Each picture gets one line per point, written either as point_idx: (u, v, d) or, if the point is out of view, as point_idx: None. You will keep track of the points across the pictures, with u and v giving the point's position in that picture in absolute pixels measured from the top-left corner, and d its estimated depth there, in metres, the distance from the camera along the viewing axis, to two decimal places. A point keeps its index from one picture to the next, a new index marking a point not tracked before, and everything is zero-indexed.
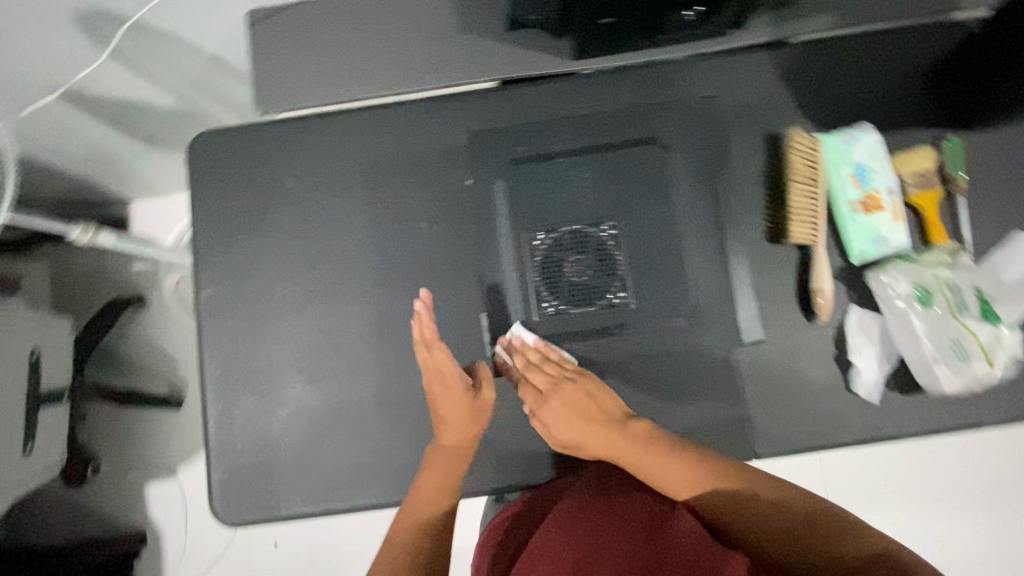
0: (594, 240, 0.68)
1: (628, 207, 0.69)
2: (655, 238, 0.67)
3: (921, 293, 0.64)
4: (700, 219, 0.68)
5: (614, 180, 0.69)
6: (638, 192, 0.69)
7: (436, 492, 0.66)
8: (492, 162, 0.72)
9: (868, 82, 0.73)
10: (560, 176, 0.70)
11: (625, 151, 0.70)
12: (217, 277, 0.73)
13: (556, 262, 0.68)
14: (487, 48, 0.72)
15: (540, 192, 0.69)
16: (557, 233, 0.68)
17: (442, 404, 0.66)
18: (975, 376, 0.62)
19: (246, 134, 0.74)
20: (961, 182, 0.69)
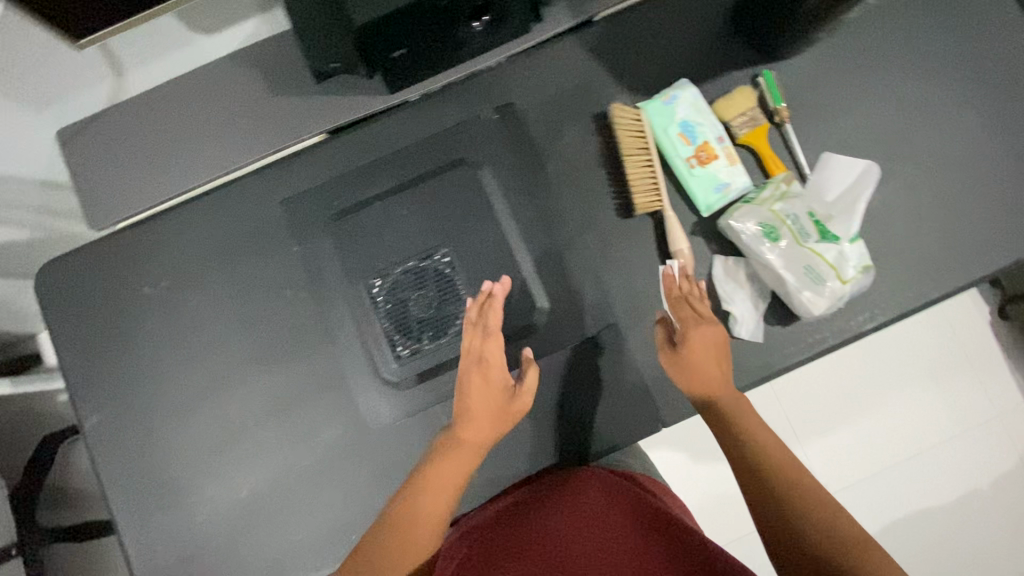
0: (431, 272, 0.69)
1: (453, 232, 0.70)
2: (488, 254, 0.69)
3: (767, 230, 0.66)
4: (527, 224, 0.70)
5: (434, 210, 0.70)
6: (459, 215, 0.70)
7: (439, 494, 0.63)
8: (314, 224, 0.71)
9: (675, 40, 0.74)
10: (380, 220, 0.70)
11: (440, 178, 0.71)
12: (98, 402, 0.72)
13: (400, 304, 0.69)
14: (304, 108, 0.73)
15: (369, 241, 0.70)
16: (394, 277, 0.69)
17: (477, 392, 0.64)
18: (833, 293, 0.64)
19: (94, 252, 0.74)
20: (784, 111, 0.71)
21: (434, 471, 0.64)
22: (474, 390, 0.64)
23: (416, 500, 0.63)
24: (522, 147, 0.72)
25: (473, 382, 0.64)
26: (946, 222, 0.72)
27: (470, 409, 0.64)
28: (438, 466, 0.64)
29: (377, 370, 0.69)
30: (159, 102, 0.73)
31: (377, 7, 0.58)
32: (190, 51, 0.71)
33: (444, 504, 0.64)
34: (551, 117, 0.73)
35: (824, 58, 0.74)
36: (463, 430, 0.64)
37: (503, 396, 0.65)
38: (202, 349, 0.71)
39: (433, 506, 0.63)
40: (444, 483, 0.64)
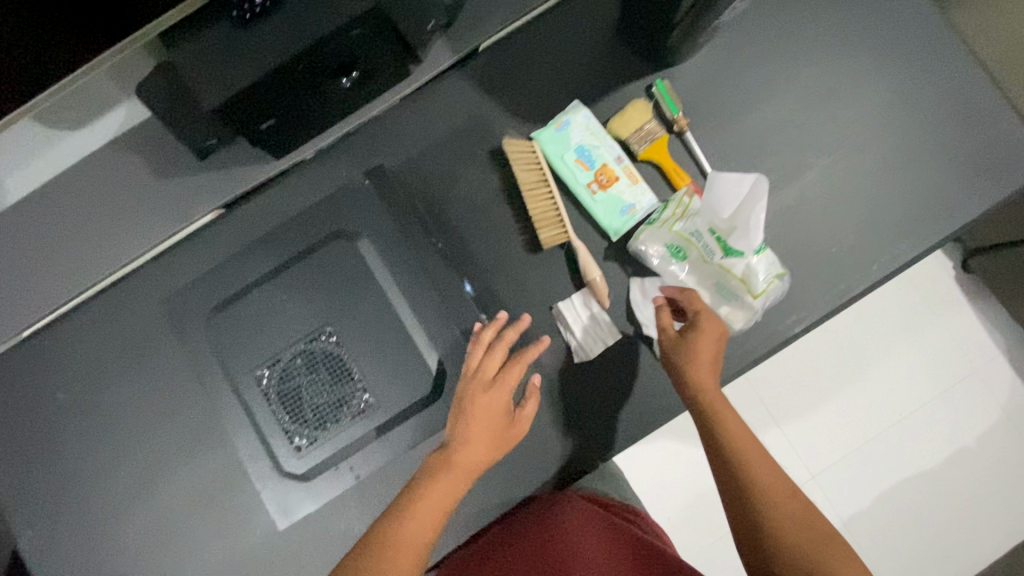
0: (318, 356, 0.58)
1: (339, 303, 0.58)
2: (381, 331, 0.59)
3: (673, 251, 0.64)
4: (423, 279, 0.60)
5: (313, 282, 0.58)
6: (343, 291, 0.59)
7: (423, 526, 0.52)
8: (189, 316, 0.62)
9: (562, 61, 0.72)
10: (254, 304, 0.59)
11: (316, 256, 0.59)
12: (29, 519, 0.70)
13: (292, 394, 0.58)
14: (190, 187, 0.70)
15: (246, 334, 0.58)
16: (282, 363, 0.58)
17: (477, 412, 0.56)
18: (749, 307, 0.62)
19: (4, 367, 0.72)
20: (682, 120, 0.68)
21: (421, 498, 0.53)
22: (474, 404, 0.56)
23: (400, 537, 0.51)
24: (403, 204, 0.62)
25: (475, 395, 0.57)
26: (865, 209, 0.69)
27: (466, 425, 0.55)
28: (428, 490, 0.54)
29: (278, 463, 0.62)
30: (43, 204, 0.70)
31: (225, 87, 0.56)
32: (64, 147, 0.68)
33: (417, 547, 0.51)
34: (445, 160, 0.71)
35: (718, 58, 0.71)
36: (462, 453, 0.55)
37: (500, 416, 0.57)
38: (124, 450, 0.69)
39: (409, 546, 0.50)
40: (428, 516, 0.52)
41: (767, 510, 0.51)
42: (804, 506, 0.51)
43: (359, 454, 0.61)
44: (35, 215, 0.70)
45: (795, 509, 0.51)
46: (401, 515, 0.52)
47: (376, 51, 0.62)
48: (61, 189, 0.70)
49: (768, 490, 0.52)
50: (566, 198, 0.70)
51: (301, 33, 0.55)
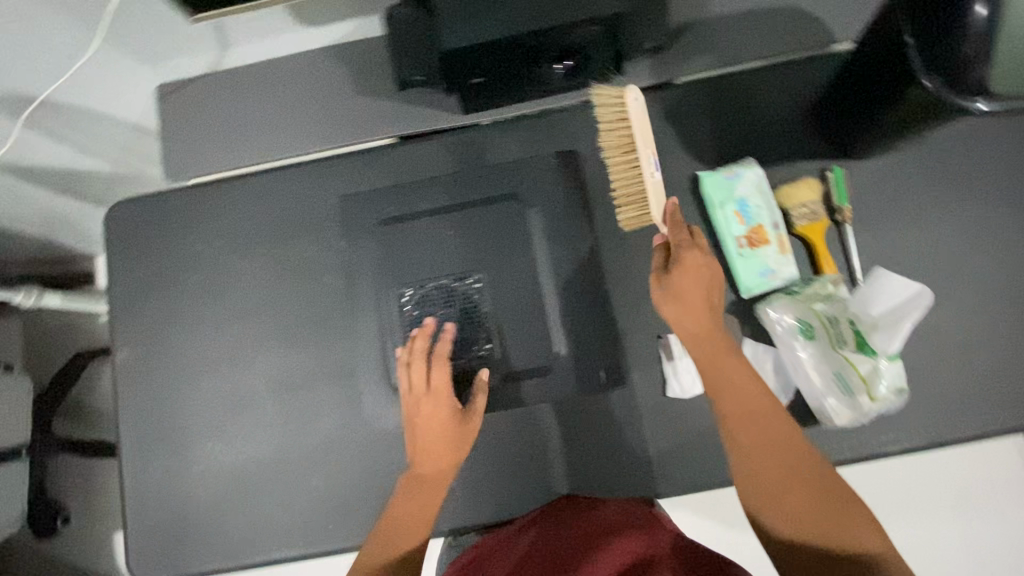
0: (460, 293, 0.67)
1: (493, 259, 0.67)
2: (520, 291, 0.66)
3: (802, 328, 0.64)
4: (564, 268, 0.68)
5: (476, 234, 0.67)
6: (499, 247, 0.68)
7: (403, 528, 0.59)
8: (363, 221, 0.70)
9: (750, 117, 0.74)
10: (423, 235, 0.68)
11: (486, 210, 0.68)
12: (130, 339, 0.75)
13: (425, 319, 0.67)
14: (380, 108, 0.76)
15: (404, 253, 0.68)
16: (424, 288, 0.67)
17: (422, 421, 0.62)
18: (863, 408, 0.62)
19: (159, 202, 0.78)
20: (847, 212, 0.70)
21: (398, 505, 0.60)
22: (429, 397, 0.62)
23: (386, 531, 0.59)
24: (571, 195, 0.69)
25: (422, 412, 0.62)
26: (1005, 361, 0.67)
27: (416, 433, 0.62)
28: (410, 497, 0.61)
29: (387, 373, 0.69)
30: (251, 75, 0.78)
31: (467, 38, 0.61)
32: (297, 36, 0.77)
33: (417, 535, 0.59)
34: (608, 166, 0.74)
35: (905, 166, 0.71)
36: (422, 464, 0.61)
37: (451, 415, 0.62)
38: (233, 313, 0.75)
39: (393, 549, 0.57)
40: (408, 517, 0.59)
41: (758, 483, 0.53)
42: (824, 478, 0.52)
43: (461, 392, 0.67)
44: (243, 83, 0.78)
45: (791, 471, 0.53)
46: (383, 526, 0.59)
47: (595, 49, 0.66)
48: (271, 69, 0.78)
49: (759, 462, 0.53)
50: (709, 242, 0.72)
51: (548, 13, 0.61)
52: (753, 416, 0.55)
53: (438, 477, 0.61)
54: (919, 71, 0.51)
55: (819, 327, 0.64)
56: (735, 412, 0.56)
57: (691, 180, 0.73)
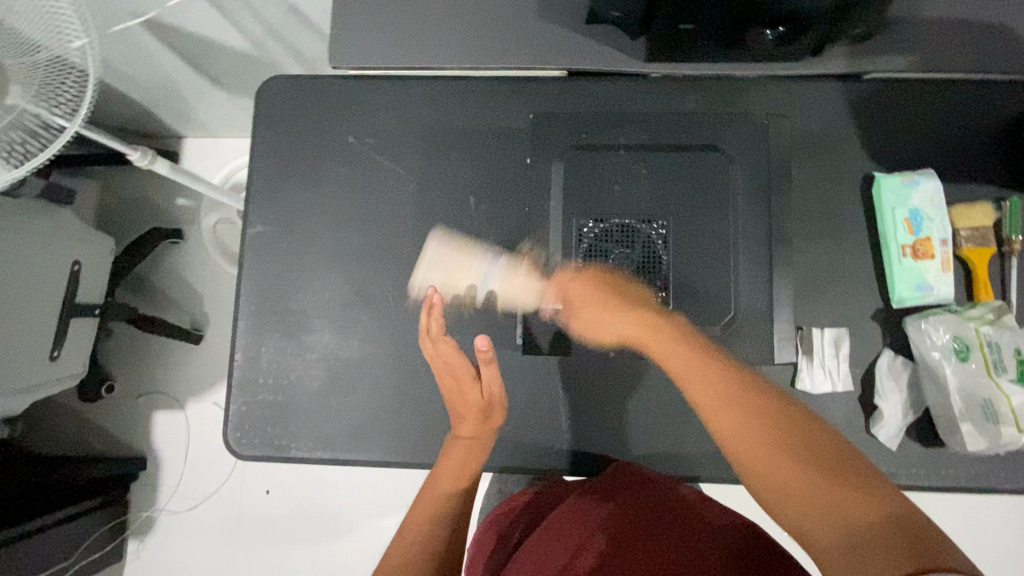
0: (643, 237, 0.62)
1: (684, 206, 0.62)
2: (705, 248, 0.62)
3: (959, 347, 0.63)
4: (754, 236, 0.62)
5: (673, 178, 0.63)
6: (694, 196, 0.62)
7: (449, 483, 0.69)
8: (553, 141, 0.65)
9: (934, 131, 0.72)
10: (618, 167, 0.63)
11: (688, 155, 0.63)
12: (266, 217, 0.75)
13: (601, 254, 0.63)
14: (561, 36, 0.72)
15: (593, 181, 0.63)
16: (607, 223, 0.62)
17: (451, 393, 0.68)
18: (1002, 438, 0.61)
19: (314, 85, 0.76)
20: (1017, 245, 0.68)
21: (443, 464, 0.69)
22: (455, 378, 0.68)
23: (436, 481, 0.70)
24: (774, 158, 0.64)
25: (448, 384, 0.68)
26: None
27: (575, 298, 0.62)
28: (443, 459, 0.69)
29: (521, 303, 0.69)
30: None
31: None
32: None
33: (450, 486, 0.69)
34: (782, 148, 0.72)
35: None
36: (460, 429, 0.68)
37: (468, 379, 0.68)
38: (372, 213, 0.74)
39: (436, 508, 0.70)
40: (449, 479, 0.69)
41: (783, 496, 0.47)
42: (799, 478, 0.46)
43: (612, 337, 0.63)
44: None
45: (805, 472, 0.47)
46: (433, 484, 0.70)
47: (815, 22, 0.64)
48: None
49: (789, 477, 0.47)
50: (869, 246, 0.70)
51: None
52: (736, 400, 0.52)
53: (470, 439, 0.68)
54: None
55: (978, 350, 0.63)
56: (709, 411, 0.52)
57: (866, 178, 0.71)
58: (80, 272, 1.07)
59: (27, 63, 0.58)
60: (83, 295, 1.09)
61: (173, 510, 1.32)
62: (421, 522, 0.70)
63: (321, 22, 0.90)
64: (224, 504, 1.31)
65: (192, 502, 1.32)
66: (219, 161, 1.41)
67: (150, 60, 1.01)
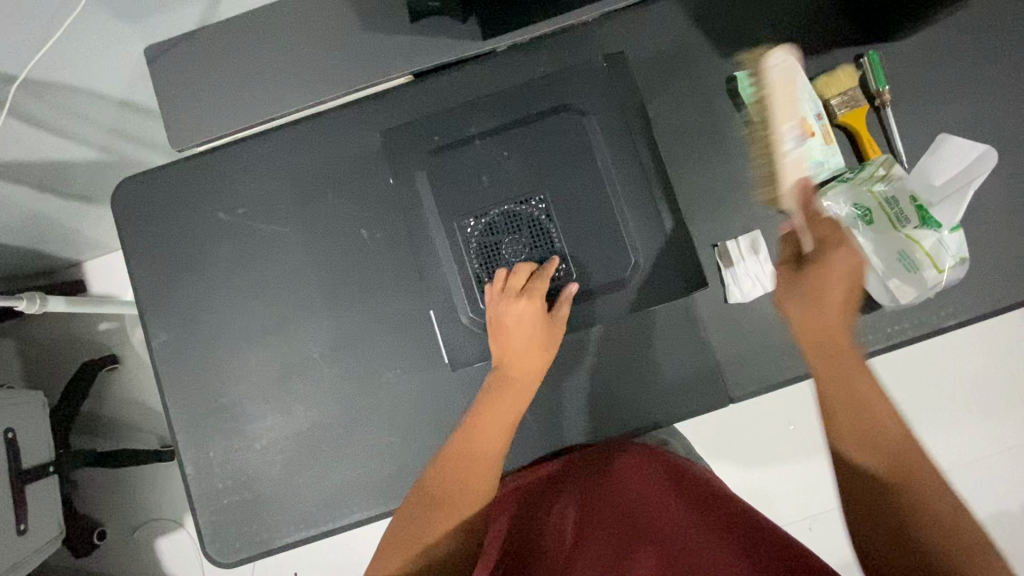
0: (526, 218, 0.61)
1: (556, 174, 0.61)
2: (589, 211, 0.61)
3: (861, 212, 0.64)
4: (631, 181, 0.61)
5: (536, 150, 0.62)
6: (562, 162, 0.61)
7: (486, 448, 0.60)
8: (407, 153, 0.63)
9: (774, 15, 0.72)
10: (479, 158, 0.62)
11: (543, 122, 0.62)
12: (166, 323, 0.72)
13: (492, 248, 0.61)
14: (392, 44, 0.71)
15: (460, 179, 0.62)
16: (488, 217, 0.61)
17: (512, 333, 0.59)
18: (926, 282, 0.62)
19: (169, 174, 0.73)
20: (887, 95, 0.69)
21: (482, 422, 0.60)
22: (511, 328, 0.59)
23: (469, 448, 0.59)
24: (631, 96, 0.64)
25: (503, 325, 0.59)
26: None
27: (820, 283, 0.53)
28: (481, 416, 0.60)
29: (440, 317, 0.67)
30: (246, 28, 0.72)
31: None
32: None
33: (493, 452, 0.60)
34: (642, 79, 0.72)
35: (934, 43, 0.70)
36: (509, 366, 0.60)
37: (540, 324, 0.59)
38: (270, 281, 0.71)
39: (480, 470, 0.59)
40: (493, 430, 0.60)
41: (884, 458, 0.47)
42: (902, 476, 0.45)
43: None
44: (239, 36, 0.72)
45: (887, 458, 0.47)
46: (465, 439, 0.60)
47: None
48: (271, 15, 0.71)
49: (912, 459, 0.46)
50: (753, 142, 0.70)
51: None
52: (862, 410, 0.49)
53: (518, 382, 0.60)
54: None
55: (879, 210, 0.64)
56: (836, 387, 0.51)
57: (728, 81, 0.71)
58: (15, 437, 1.01)
59: None
60: (29, 458, 1.04)
61: None
62: (457, 482, 0.59)
63: (155, 104, 0.86)
64: None
65: None
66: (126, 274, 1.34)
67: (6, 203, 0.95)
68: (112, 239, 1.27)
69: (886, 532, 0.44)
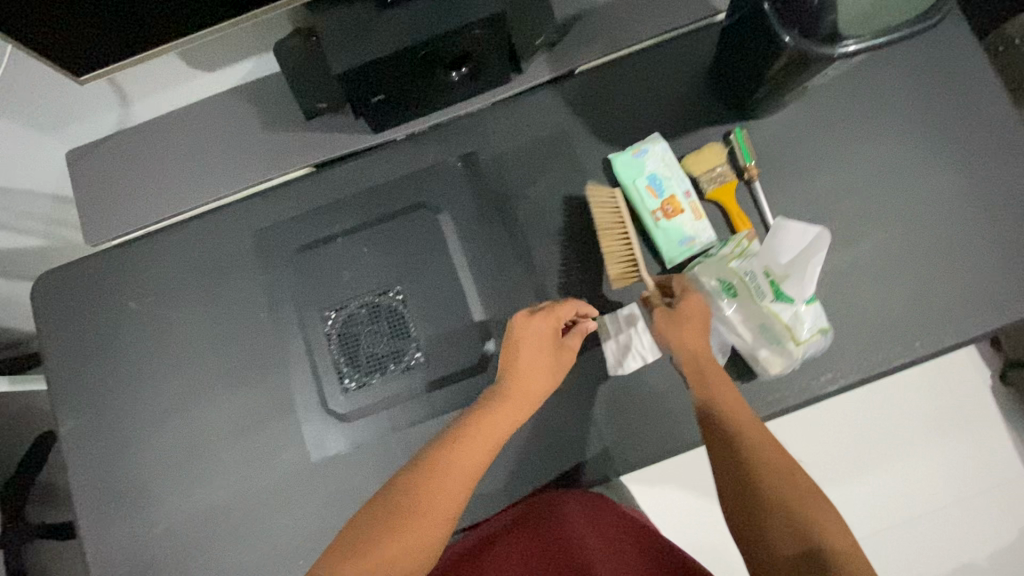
0: (385, 307, 0.71)
1: (410, 270, 0.72)
2: (443, 298, 0.71)
3: (724, 286, 0.66)
4: (487, 273, 0.72)
5: (392, 249, 0.73)
6: (418, 256, 0.72)
7: (468, 470, 0.55)
8: (282, 252, 0.75)
9: (648, 98, 0.77)
10: (342, 256, 0.73)
11: (402, 222, 0.74)
12: (75, 408, 0.74)
13: (353, 337, 0.71)
14: (291, 140, 0.76)
15: (327, 277, 0.73)
16: (348, 309, 0.71)
17: (527, 345, 0.63)
18: (788, 353, 0.64)
19: (85, 266, 0.77)
20: (754, 170, 0.72)
21: (489, 419, 0.58)
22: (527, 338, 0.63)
23: (447, 455, 0.55)
24: (487, 194, 0.75)
25: (523, 342, 0.63)
26: (917, 287, 0.70)
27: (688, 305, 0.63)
28: (481, 422, 0.58)
29: (329, 399, 0.71)
30: (156, 128, 0.77)
31: (357, 57, 0.62)
32: (195, 86, 0.76)
33: (478, 465, 0.56)
34: (520, 165, 0.76)
35: (798, 120, 0.74)
36: (526, 382, 0.61)
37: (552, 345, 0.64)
38: (173, 365, 0.74)
39: (448, 496, 0.53)
40: (489, 431, 0.58)
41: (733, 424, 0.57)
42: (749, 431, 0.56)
43: (412, 401, 0.70)
44: (149, 136, 0.77)
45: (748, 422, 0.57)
46: (454, 449, 0.55)
47: (489, 53, 0.69)
48: (179, 117, 0.77)
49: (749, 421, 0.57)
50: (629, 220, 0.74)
51: (424, 27, 0.62)
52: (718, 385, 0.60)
53: (526, 405, 0.61)
54: (778, 27, 0.57)
55: (740, 284, 0.66)
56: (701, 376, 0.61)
57: (605, 163, 0.75)
58: None
59: None
60: None
61: None
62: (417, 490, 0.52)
63: (69, 194, 0.89)
64: None
65: None
66: None
67: None
68: None
69: (744, 505, 0.52)
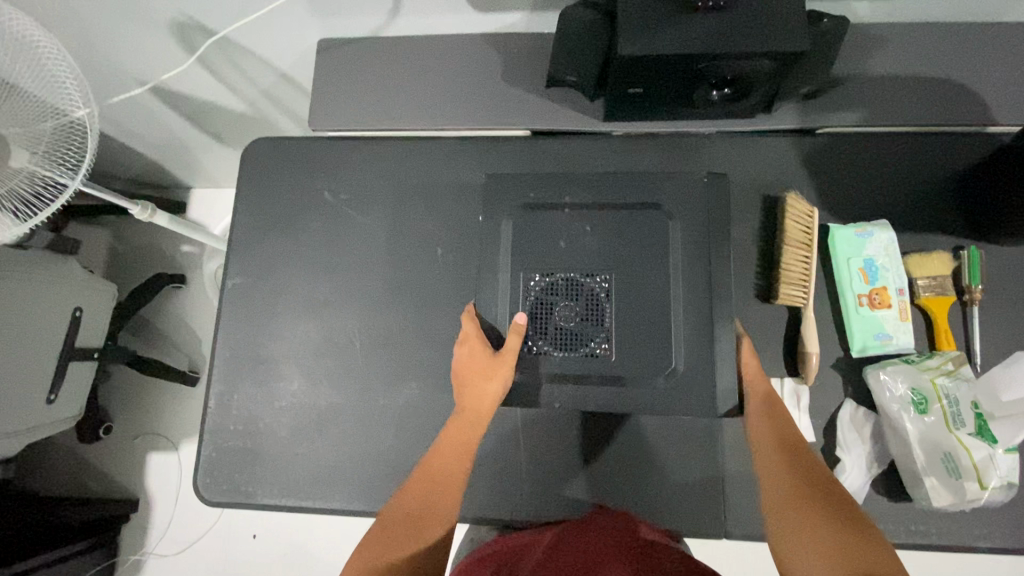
0: (588, 290, 0.67)
1: (625, 262, 0.68)
2: (646, 309, 0.66)
3: (916, 399, 0.63)
4: (695, 296, 0.66)
5: (615, 236, 0.68)
6: (637, 254, 0.68)
7: (452, 471, 0.64)
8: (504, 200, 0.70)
9: (891, 181, 0.73)
10: (561, 227, 0.69)
11: (630, 214, 0.69)
12: (245, 268, 0.79)
13: (547, 306, 0.68)
14: (524, 99, 0.77)
15: (543, 238, 0.69)
16: (552, 278, 0.68)
17: (466, 361, 0.67)
18: (965, 495, 0.60)
19: (298, 146, 0.82)
20: (978, 294, 0.68)
21: (455, 430, 0.66)
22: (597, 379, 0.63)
23: (438, 453, 0.65)
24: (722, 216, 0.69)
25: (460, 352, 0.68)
26: None
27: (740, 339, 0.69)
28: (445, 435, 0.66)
29: None
30: (405, 45, 0.80)
31: (646, 47, 0.62)
32: (459, 20, 0.78)
33: (458, 467, 0.65)
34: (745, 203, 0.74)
35: None
36: (472, 391, 0.65)
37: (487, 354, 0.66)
38: (344, 264, 0.78)
39: (436, 502, 0.62)
40: (456, 453, 0.65)
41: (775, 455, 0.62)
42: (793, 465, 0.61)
43: (569, 390, 0.66)
44: (397, 51, 0.80)
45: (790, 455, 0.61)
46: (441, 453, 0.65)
47: (758, 86, 0.67)
48: (432, 43, 0.80)
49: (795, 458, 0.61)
50: (826, 295, 0.71)
51: (719, 41, 0.61)
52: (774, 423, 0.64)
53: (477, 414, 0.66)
54: None
55: (936, 403, 0.63)
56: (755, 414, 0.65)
57: (821, 230, 0.72)
58: (81, 317, 1.12)
59: (30, 130, 0.71)
60: (82, 340, 1.13)
61: (161, 555, 1.33)
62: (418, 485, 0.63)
63: (311, 87, 0.96)
64: (210, 551, 1.32)
65: (180, 545, 1.33)
66: (221, 211, 1.45)
67: (158, 121, 1.09)
68: (227, 177, 1.40)
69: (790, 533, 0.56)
